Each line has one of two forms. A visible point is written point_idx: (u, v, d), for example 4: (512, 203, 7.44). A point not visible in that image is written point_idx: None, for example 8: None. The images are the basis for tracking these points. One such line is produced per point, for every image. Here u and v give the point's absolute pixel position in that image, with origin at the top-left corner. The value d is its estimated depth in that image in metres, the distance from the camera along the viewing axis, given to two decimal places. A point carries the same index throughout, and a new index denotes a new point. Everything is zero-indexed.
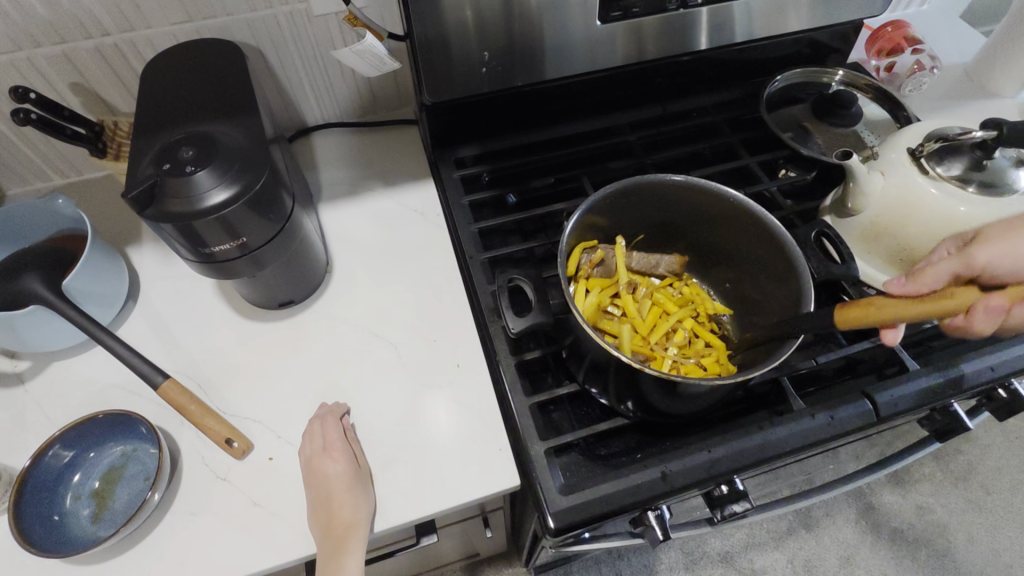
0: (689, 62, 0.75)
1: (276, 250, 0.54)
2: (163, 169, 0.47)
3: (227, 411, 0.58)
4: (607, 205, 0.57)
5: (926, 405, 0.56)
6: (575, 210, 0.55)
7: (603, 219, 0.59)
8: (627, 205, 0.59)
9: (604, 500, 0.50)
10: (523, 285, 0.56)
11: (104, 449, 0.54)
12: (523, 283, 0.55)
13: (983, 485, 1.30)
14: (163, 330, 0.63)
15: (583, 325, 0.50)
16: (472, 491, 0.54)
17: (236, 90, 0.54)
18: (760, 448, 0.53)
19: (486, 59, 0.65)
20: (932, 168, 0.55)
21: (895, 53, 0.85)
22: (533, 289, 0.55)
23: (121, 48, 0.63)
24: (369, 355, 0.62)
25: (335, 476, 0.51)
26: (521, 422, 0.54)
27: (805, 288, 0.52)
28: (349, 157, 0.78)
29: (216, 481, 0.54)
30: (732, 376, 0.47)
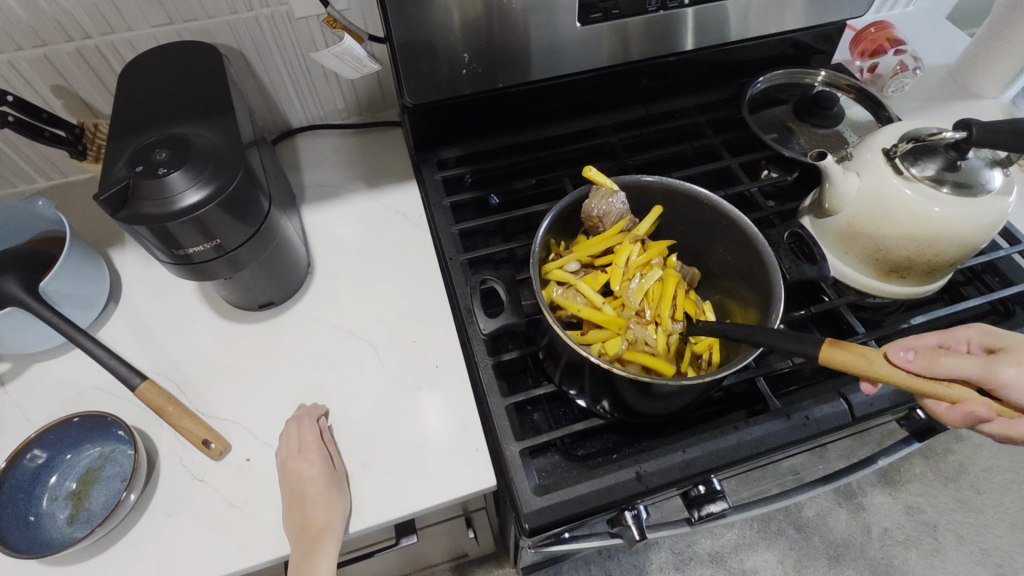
0: (671, 63, 0.76)
1: (252, 251, 0.54)
2: (136, 171, 0.47)
3: (205, 412, 0.58)
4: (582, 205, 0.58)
5: (902, 405, 0.56)
6: (550, 210, 0.56)
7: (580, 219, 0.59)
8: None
9: (578, 501, 0.50)
10: (495, 285, 0.56)
11: (81, 450, 0.54)
12: (495, 284, 0.56)
13: (973, 484, 1.30)
14: (143, 332, 0.63)
15: (556, 325, 0.51)
16: (448, 491, 0.54)
17: (212, 91, 0.54)
18: (735, 449, 0.53)
19: (466, 61, 0.65)
20: (906, 168, 0.55)
21: (878, 54, 0.85)
22: (504, 289, 0.55)
23: (102, 51, 0.64)
24: (348, 356, 0.62)
25: (310, 477, 0.51)
26: (497, 422, 0.54)
27: (775, 291, 0.52)
28: (332, 159, 0.78)
29: (193, 482, 0.54)
30: (704, 376, 0.48)
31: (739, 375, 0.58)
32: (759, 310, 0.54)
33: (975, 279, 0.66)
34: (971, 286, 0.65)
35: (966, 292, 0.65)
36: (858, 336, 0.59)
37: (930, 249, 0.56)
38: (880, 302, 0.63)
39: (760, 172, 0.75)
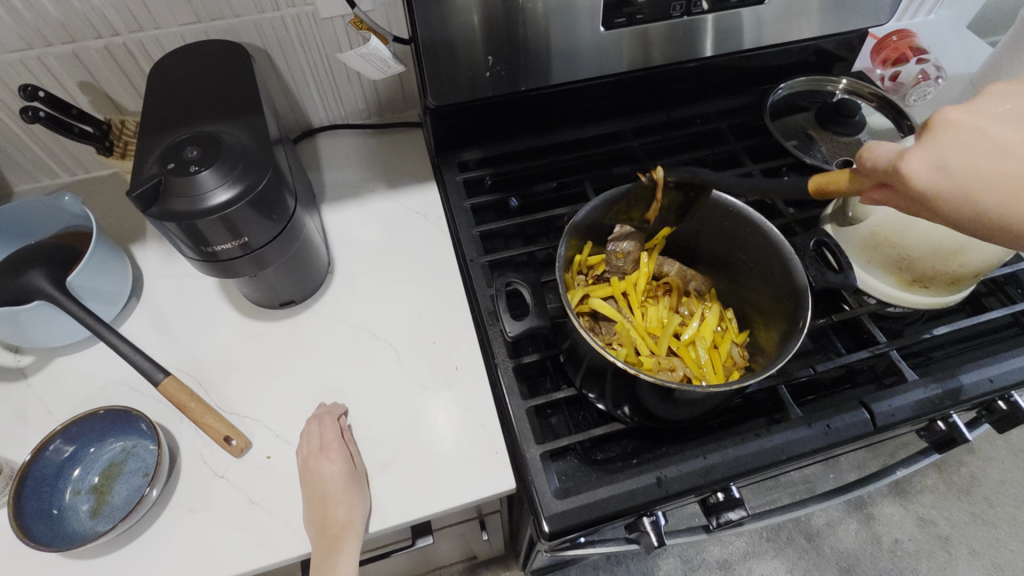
0: (693, 69, 0.75)
1: (277, 250, 0.54)
2: (167, 168, 0.47)
3: (225, 408, 0.58)
4: (607, 210, 0.58)
5: (924, 415, 0.56)
6: (574, 214, 0.56)
7: (602, 223, 0.59)
8: (630, 210, 0.59)
9: (599, 505, 0.50)
10: (520, 288, 0.56)
11: (104, 444, 0.55)
12: (520, 287, 0.55)
13: (986, 498, 1.29)
14: (165, 328, 0.63)
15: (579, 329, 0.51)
16: (467, 493, 0.54)
17: (240, 90, 0.54)
18: (756, 456, 0.53)
19: (490, 63, 0.65)
20: None
21: (901, 62, 0.84)
22: (529, 291, 0.55)
23: (130, 48, 0.64)
24: (369, 356, 0.62)
25: (331, 475, 0.51)
26: (517, 425, 0.54)
27: (802, 301, 0.52)
28: (352, 159, 0.78)
29: (214, 478, 0.54)
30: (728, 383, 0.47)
31: (759, 382, 0.57)
32: (787, 320, 0.54)
33: (998, 291, 0.65)
34: (993, 297, 0.65)
35: (989, 303, 0.65)
36: (880, 345, 0.59)
37: (955, 260, 0.55)
38: (902, 311, 0.63)
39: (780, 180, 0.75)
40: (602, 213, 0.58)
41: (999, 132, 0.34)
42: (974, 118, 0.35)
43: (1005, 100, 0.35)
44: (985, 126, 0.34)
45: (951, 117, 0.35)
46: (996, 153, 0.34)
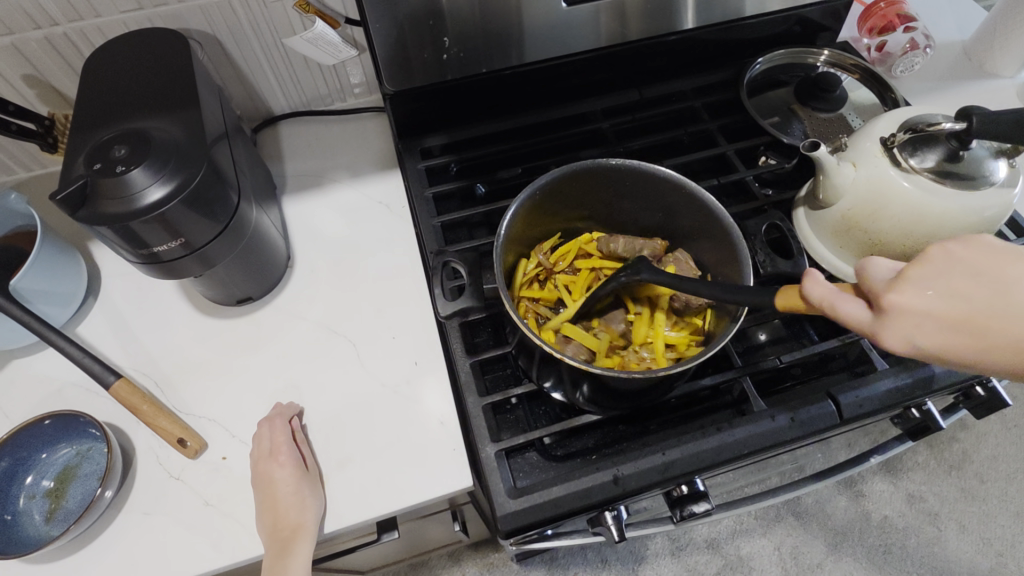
0: (667, 44, 0.72)
1: (224, 248, 0.53)
2: (94, 169, 0.45)
3: (181, 409, 0.57)
4: (550, 194, 0.56)
5: (893, 405, 0.54)
6: (513, 200, 0.54)
7: (546, 203, 0.57)
8: (573, 193, 0.58)
9: (554, 504, 0.49)
10: (458, 266, 0.56)
11: (57, 449, 0.54)
12: (457, 264, 0.56)
13: (977, 473, 1.28)
14: (122, 328, 0.62)
15: (521, 319, 0.49)
16: (423, 492, 0.53)
17: (175, 82, 0.52)
18: (717, 452, 0.51)
19: (446, 45, 0.63)
20: (904, 158, 0.52)
21: (888, 31, 0.80)
22: (466, 270, 0.55)
23: (72, 38, 0.62)
24: (327, 353, 0.61)
25: (281, 479, 0.50)
26: (473, 422, 0.53)
27: (744, 274, 0.50)
28: (314, 148, 0.76)
29: (169, 480, 0.54)
30: (664, 371, 0.46)
31: (724, 374, 0.55)
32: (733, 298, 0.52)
33: None
34: None
35: None
36: (851, 333, 0.57)
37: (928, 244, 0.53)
38: None
39: (758, 159, 0.72)
40: (544, 197, 0.56)
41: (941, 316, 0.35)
42: (909, 295, 0.35)
43: (938, 281, 0.36)
44: (925, 304, 0.35)
45: (898, 297, 0.36)
46: (938, 324, 0.35)
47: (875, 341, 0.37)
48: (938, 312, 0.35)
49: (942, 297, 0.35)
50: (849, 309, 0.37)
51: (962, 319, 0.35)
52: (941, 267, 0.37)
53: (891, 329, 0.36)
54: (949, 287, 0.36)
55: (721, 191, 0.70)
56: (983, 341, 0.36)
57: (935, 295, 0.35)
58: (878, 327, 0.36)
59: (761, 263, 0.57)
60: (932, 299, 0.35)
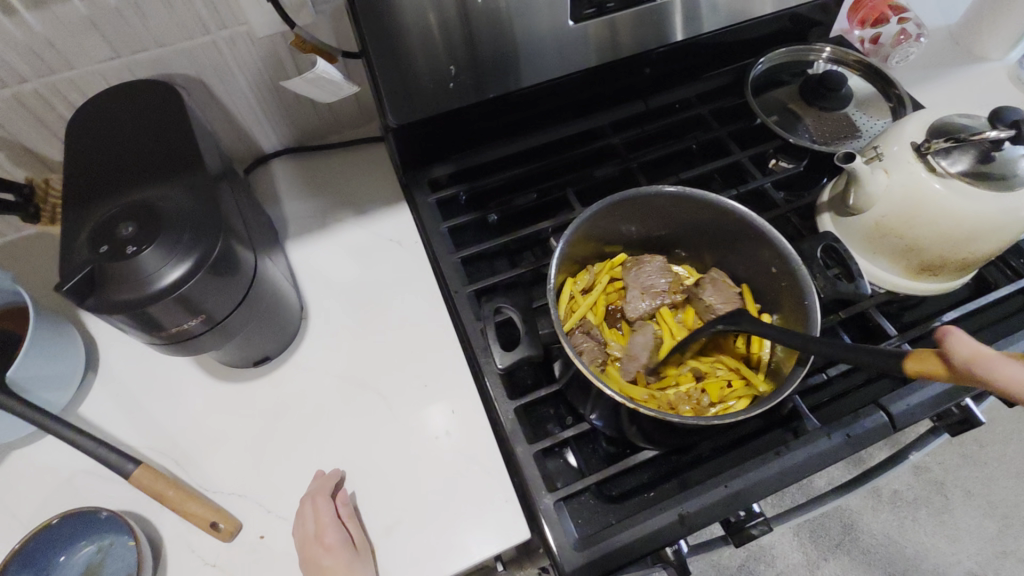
0: (670, 51, 0.71)
1: (244, 315, 0.49)
2: (99, 252, 0.41)
3: (207, 487, 0.54)
4: (587, 229, 0.54)
5: (941, 409, 0.54)
6: (557, 239, 0.51)
7: (583, 238, 0.55)
8: (608, 225, 0.55)
9: (621, 552, 0.48)
10: (508, 312, 0.53)
11: (76, 548, 0.49)
12: (509, 311, 0.53)
13: (976, 439, 1.31)
14: (130, 403, 0.58)
15: (584, 367, 0.46)
16: (479, 551, 0.51)
17: (173, 141, 0.48)
18: (779, 477, 0.50)
19: (452, 73, 0.60)
20: (938, 163, 0.51)
21: (881, 23, 0.80)
22: (518, 316, 0.52)
23: (43, 94, 0.56)
24: (358, 409, 0.58)
25: (331, 566, 0.47)
26: (527, 472, 0.51)
27: (811, 305, 0.49)
28: (313, 187, 0.72)
29: (205, 567, 0.50)
30: (737, 415, 0.44)
31: None
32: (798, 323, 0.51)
33: (999, 259, 0.63)
34: (995, 267, 0.63)
35: (992, 275, 0.63)
36: (891, 339, 0.57)
37: (967, 248, 0.53)
38: (909, 296, 0.60)
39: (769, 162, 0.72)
40: (584, 231, 0.54)
41: None
42: None
43: None
44: None
45: None
46: None
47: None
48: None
49: None
50: (1012, 373, 0.30)
51: None
52: None
53: None
54: None
55: (739, 199, 0.68)
56: None
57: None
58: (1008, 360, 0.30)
59: (819, 287, 0.55)
60: None
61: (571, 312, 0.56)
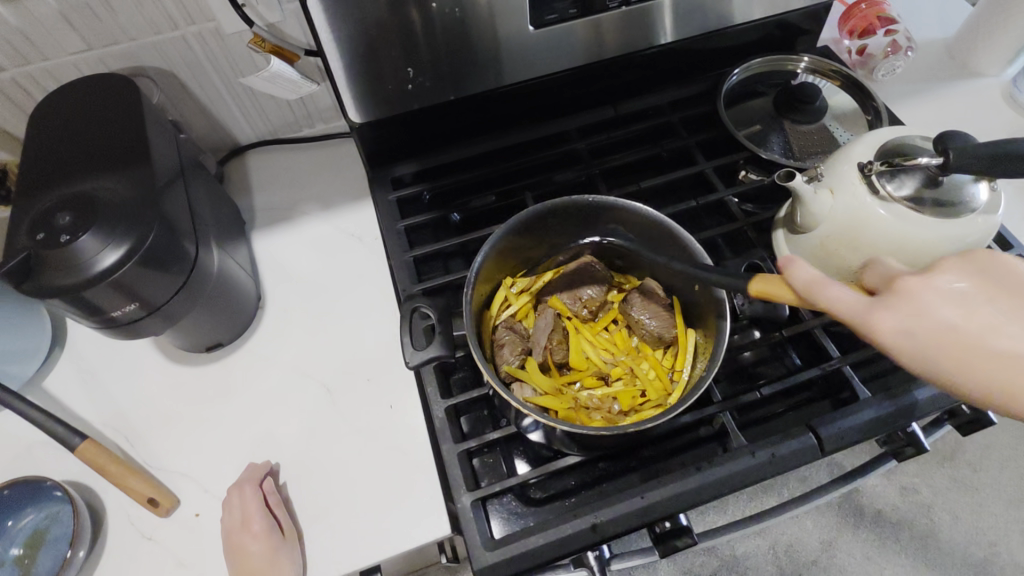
0: (640, 58, 0.70)
1: (185, 303, 0.51)
2: (38, 239, 0.44)
3: (152, 464, 0.57)
4: (518, 237, 0.55)
5: (875, 435, 0.53)
6: (481, 248, 0.52)
7: (516, 244, 0.56)
8: (542, 232, 0.57)
9: (530, 555, 0.49)
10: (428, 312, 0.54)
11: (24, 515, 0.53)
12: (428, 310, 0.53)
13: (970, 463, 1.28)
14: (91, 379, 0.61)
15: (490, 374, 0.48)
16: (399, 544, 0.52)
17: (124, 135, 0.50)
18: (697, 492, 0.51)
19: (410, 74, 0.61)
20: (882, 185, 0.50)
21: (868, 34, 0.78)
22: (436, 317, 0.53)
23: (21, 83, 0.59)
24: (302, 398, 0.60)
25: (257, 552, 0.49)
26: (449, 470, 0.52)
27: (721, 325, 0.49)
28: (284, 179, 0.74)
29: (142, 540, 0.53)
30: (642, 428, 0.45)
31: (701, 411, 0.54)
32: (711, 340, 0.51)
33: None
34: None
35: None
36: (832, 361, 0.56)
37: (910, 273, 0.52)
38: None
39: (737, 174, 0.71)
40: (515, 238, 0.55)
41: (920, 323, 0.35)
42: (920, 302, 0.35)
43: (922, 301, 0.35)
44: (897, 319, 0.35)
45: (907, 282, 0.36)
46: (925, 330, 0.35)
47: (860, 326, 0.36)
48: (950, 322, 0.35)
49: (907, 320, 0.35)
50: (834, 294, 0.37)
51: (958, 348, 0.34)
52: (911, 300, 0.36)
53: (887, 316, 0.36)
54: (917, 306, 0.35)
55: (700, 210, 0.68)
56: (972, 363, 0.34)
57: (963, 286, 0.36)
58: (873, 305, 0.36)
59: None
60: (944, 296, 0.35)
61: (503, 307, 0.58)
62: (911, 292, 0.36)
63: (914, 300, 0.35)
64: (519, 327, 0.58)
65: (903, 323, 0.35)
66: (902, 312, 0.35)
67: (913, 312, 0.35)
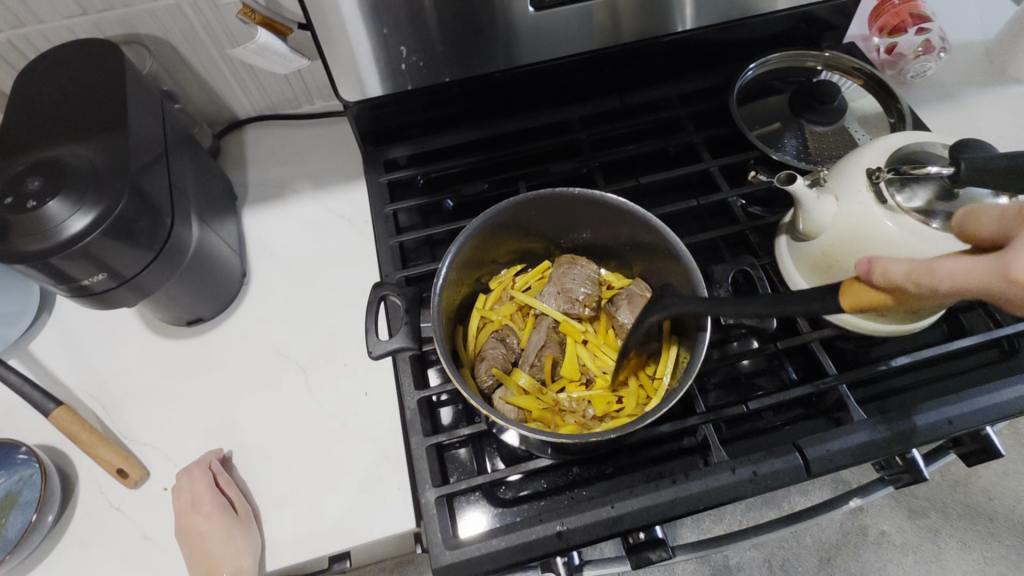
0: (650, 47, 0.67)
1: (159, 276, 0.51)
2: (6, 203, 0.43)
3: (125, 435, 0.56)
4: (497, 228, 0.53)
5: (868, 460, 0.50)
6: (455, 240, 0.51)
7: (495, 236, 0.54)
8: (525, 224, 0.55)
9: (491, 557, 0.47)
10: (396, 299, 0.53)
11: None
12: (394, 298, 0.52)
13: (984, 490, 1.22)
14: (72, 345, 0.61)
15: (454, 368, 0.46)
16: (362, 534, 0.51)
17: (102, 103, 0.49)
18: (670, 505, 0.48)
19: (404, 53, 0.58)
20: (892, 195, 0.46)
21: (898, 32, 0.73)
22: (404, 305, 0.51)
23: (16, 44, 0.59)
24: (277, 380, 0.59)
25: (208, 531, 0.49)
26: (416, 464, 0.51)
27: (701, 327, 0.47)
28: (279, 155, 0.73)
29: (109, 510, 0.53)
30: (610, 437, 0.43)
31: (683, 422, 0.52)
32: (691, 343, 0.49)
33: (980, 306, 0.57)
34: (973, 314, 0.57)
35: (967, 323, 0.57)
36: (828, 378, 0.53)
37: None
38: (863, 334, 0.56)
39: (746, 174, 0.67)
40: (495, 229, 0.53)
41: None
42: (1016, 229, 0.32)
43: (1008, 223, 0.33)
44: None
45: (1012, 234, 0.33)
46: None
47: (1003, 285, 0.32)
48: (983, 261, 0.32)
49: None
50: (946, 268, 0.33)
51: None
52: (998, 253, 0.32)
53: (1015, 260, 0.31)
54: (954, 266, 0.33)
55: (703, 210, 0.65)
56: None
57: (985, 255, 0.33)
58: (999, 263, 0.32)
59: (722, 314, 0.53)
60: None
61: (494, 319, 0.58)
62: (1012, 247, 0.32)
63: (991, 257, 0.32)
64: (501, 333, 0.57)
65: (952, 271, 0.33)
66: (1016, 260, 0.31)
67: (941, 265, 0.34)
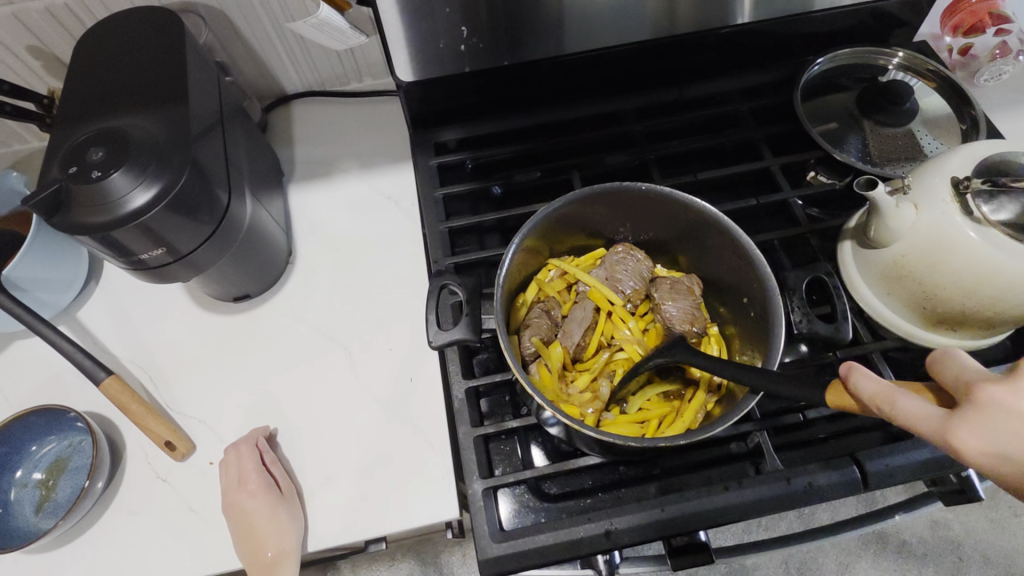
0: (714, 38, 0.65)
1: (214, 252, 0.50)
2: (69, 173, 0.43)
3: (172, 408, 0.56)
4: (557, 219, 0.52)
5: (926, 476, 0.49)
6: (518, 231, 0.49)
7: (554, 227, 0.53)
8: (584, 215, 0.53)
9: (538, 553, 0.47)
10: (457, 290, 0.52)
11: (47, 441, 0.54)
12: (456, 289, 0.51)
13: (1011, 506, 1.20)
14: (120, 315, 0.61)
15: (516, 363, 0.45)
16: (407, 520, 0.51)
17: (162, 73, 0.48)
18: (722, 511, 0.47)
19: (464, 34, 0.58)
20: (977, 207, 0.44)
21: (976, 32, 0.69)
22: (466, 297, 0.50)
23: (73, 8, 0.58)
24: (322, 360, 0.59)
25: (254, 509, 0.49)
26: (463, 454, 0.50)
27: (775, 329, 0.46)
28: (326, 132, 0.72)
29: (157, 480, 0.53)
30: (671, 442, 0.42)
31: (736, 427, 0.50)
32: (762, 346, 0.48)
33: None
34: None
35: None
36: None
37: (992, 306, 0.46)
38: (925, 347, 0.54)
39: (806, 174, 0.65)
40: (556, 219, 0.52)
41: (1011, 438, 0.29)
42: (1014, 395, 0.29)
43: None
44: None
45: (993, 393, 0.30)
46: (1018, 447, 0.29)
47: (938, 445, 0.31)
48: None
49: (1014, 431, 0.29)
50: (908, 404, 0.32)
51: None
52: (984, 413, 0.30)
53: (974, 434, 0.29)
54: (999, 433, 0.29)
55: (760, 210, 0.63)
56: None
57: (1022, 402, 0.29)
58: (950, 423, 0.30)
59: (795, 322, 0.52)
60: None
61: (538, 296, 0.57)
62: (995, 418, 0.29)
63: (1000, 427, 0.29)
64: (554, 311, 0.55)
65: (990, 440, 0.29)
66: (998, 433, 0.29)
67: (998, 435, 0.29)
